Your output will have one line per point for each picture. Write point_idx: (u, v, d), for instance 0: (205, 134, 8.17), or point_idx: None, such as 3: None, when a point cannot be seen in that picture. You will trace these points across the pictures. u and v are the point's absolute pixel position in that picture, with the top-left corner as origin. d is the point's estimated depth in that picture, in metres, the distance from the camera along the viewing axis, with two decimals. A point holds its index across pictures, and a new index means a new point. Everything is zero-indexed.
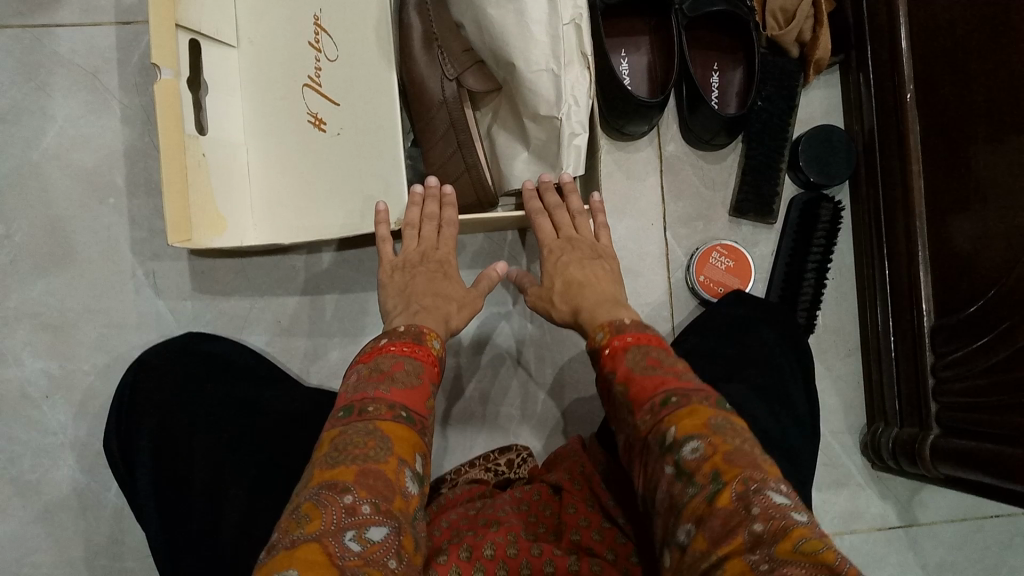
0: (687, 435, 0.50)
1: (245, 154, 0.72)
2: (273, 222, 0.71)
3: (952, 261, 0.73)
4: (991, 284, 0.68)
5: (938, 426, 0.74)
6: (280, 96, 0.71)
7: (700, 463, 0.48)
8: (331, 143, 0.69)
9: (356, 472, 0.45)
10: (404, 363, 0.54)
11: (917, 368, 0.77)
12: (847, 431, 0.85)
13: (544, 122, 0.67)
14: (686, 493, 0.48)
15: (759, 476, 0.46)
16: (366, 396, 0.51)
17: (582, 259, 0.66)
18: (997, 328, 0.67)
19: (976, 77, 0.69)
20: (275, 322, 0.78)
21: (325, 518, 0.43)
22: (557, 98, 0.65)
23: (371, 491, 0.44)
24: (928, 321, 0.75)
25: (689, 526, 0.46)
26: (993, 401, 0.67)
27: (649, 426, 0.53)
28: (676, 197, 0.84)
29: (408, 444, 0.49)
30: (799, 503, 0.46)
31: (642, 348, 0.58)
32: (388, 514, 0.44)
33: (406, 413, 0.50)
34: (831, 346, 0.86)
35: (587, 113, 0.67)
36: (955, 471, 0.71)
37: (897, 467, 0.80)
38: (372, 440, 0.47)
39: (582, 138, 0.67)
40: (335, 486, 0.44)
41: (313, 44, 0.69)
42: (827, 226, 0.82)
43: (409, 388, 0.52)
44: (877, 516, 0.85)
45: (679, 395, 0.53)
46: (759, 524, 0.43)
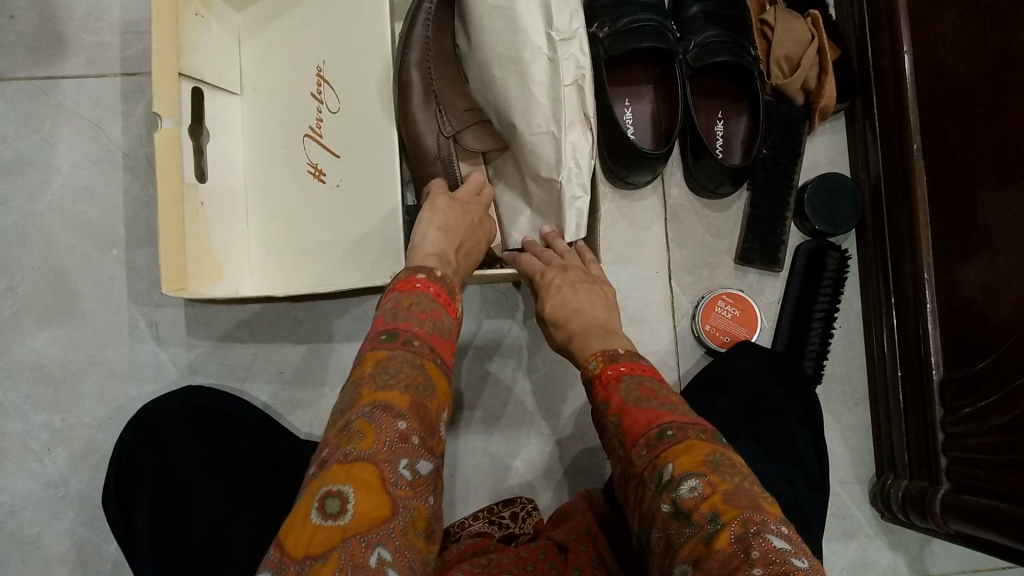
0: (685, 473, 0.48)
1: (242, 203, 0.71)
2: (269, 273, 0.71)
3: (962, 314, 0.72)
4: (1001, 339, 0.67)
5: (949, 480, 0.73)
6: (280, 145, 0.70)
7: (699, 503, 0.46)
8: (328, 195, 0.68)
9: (409, 402, 0.46)
10: (444, 314, 0.54)
11: (926, 421, 0.76)
12: (856, 481, 0.84)
13: (545, 182, 0.67)
14: (684, 533, 0.46)
15: (759, 517, 0.45)
16: (410, 328, 0.50)
17: (575, 285, 0.64)
18: (1009, 385, 0.66)
19: (983, 128, 0.68)
20: (277, 374, 0.77)
21: (379, 439, 0.44)
22: (556, 160, 0.65)
23: (419, 424, 0.46)
24: (937, 374, 0.74)
25: (686, 566, 0.45)
26: (1006, 459, 0.66)
27: (645, 462, 0.50)
28: (680, 245, 0.84)
29: (444, 391, 0.50)
30: (800, 546, 0.45)
31: (636, 375, 0.56)
32: (429, 450, 0.46)
33: (442, 360, 0.51)
34: (839, 395, 0.84)
35: (589, 175, 0.66)
36: (966, 528, 0.70)
37: (906, 520, 0.79)
38: (421, 376, 0.48)
39: (583, 200, 0.66)
40: (391, 411, 0.45)
41: (315, 96, 0.69)
42: (834, 275, 0.82)
43: (446, 331, 0.53)
44: (887, 567, 0.83)
45: (674, 428, 0.51)
46: (758, 567, 0.43)
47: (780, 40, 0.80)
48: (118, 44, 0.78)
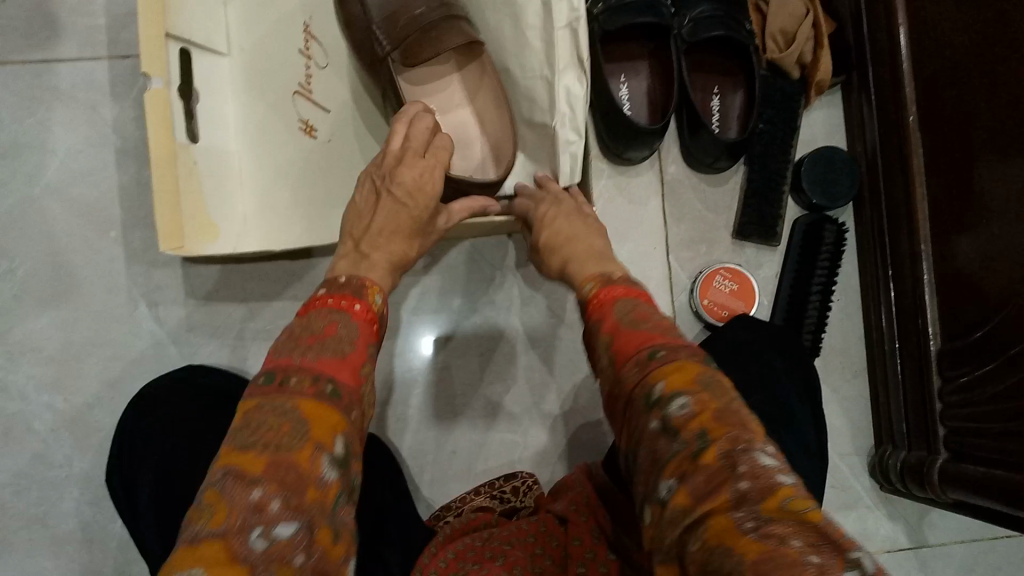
0: (674, 390, 0.44)
1: (236, 161, 0.73)
2: (266, 230, 0.73)
3: (959, 283, 0.72)
4: (997, 308, 0.67)
5: (947, 449, 0.74)
6: (268, 103, 0.73)
7: (688, 420, 0.43)
8: (321, 149, 0.74)
9: (265, 462, 0.39)
10: (337, 330, 0.48)
11: (924, 391, 0.76)
12: (855, 453, 0.84)
13: (539, 128, 0.69)
14: (671, 450, 0.43)
15: (749, 436, 0.42)
16: (290, 365, 0.44)
17: (568, 215, 0.65)
18: (1006, 352, 0.66)
19: (979, 97, 0.69)
20: None
21: (229, 514, 0.37)
22: (549, 104, 0.66)
23: (282, 483, 0.38)
24: (935, 344, 0.75)
25: (671, 482, 0.42)
26: (1004, 427, 0.66)
27: (635, 380, 0.47)
28: (678, 220, 0.84)
29: (330, 425, 0.42)
30: (788, 466, 0.42)
31: (630, 301, 0.54)
32: (300, 508, 0.38)
33: (333, 386, 0.44)
34: (837, 367, 0.85)
35: (582, 119, 0.66)
36: (964, 496, 0.70)
37: (905, 490, 0.79)
38: (288, 422, 0.41)
39: (578, 145, 0.67)
40: (241, 477, 0.38)
41: (302, 52, 0.73)
42: (831, 249, 0.82)
43: (338, 356, 0.46)
44: (887, 538, 0.84)
45: (665, 349, 0.47)
46: (745, 481, 0.39)
47: (774, 13, 0.80)
48: (112, 26, 0.78)
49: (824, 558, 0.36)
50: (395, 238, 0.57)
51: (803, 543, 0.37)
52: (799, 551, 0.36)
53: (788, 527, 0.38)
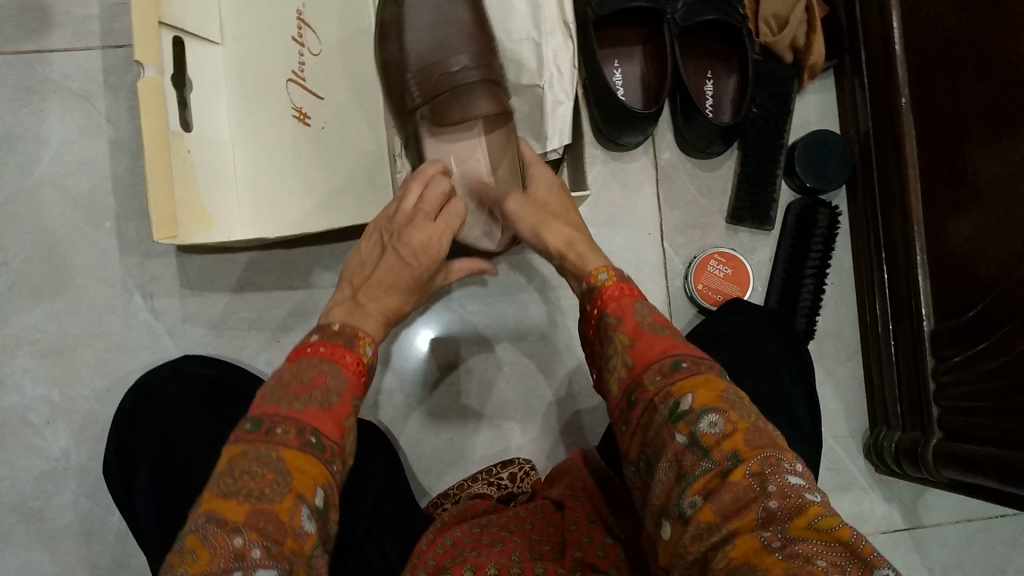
0: (705, 407, 0.47)
1: (230, 150, 0.73)
2: (259, 218, 0.73)
3: (952, 264, 0.72)
4: (990, 288, 0.68)
5: (940, 429, 0.74)
6: (265, 92, 0.73)
7: (721, 439, 0.46)
8: (316, 138, 0.73)
9: (246, 511, 0.41)
10: (327, 375, 0.50)
11: (917, 372, 0.77)
12: (849, 435, 0.85)
13: (526, 92, 0.73)
14: (699, 467, 0.46)
15: (777, 456, 0.45)
16: (278, 412, 0.47)
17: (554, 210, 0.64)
18: (998, 331, 0.67)
19: (970, 78, 0.69)
20: (274, 342, 0.78)
21: (210, 559, 0.39)
22: (539, 67, 0.72)
23: (262, 533, 0.40)
24: (928, 325, 0.75)
25: (697, 498, 0.45)
26: (996, 405, 0.67)
27: (658, 388, 0.49)
28: (672, 205, 0.84)
29: (311, 479, 0.45)
30: (814, 484, 0.45)
31: (645, 301, 0.56)
32: (280, 557, 0.40)
33: (317, 438, 0.46)
34: (831, 350, 0.85)
35: (570, 82, 0.72)
36: (958, 475, 0.71)
37: (899, 470, 0.80)
38: (272, 471, 0.43)
39: (566, 106, 0.72)
40: (223, 524, 0.40)
41: (296, 39, 0.73)
42: (825, 231, 0.82)
43: (323, 407, 0.48)
44: (882, 518, 0.84)
45: (688, 360, 0.50)
46: (773, 500, 0.43)
47: None
48: (103, 16, 0.77)
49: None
50: (391, 293, 0.58)
51: (828, 563, 0.41)
52: (823, 569, 0.40)
53: (814, 546, 0.41)
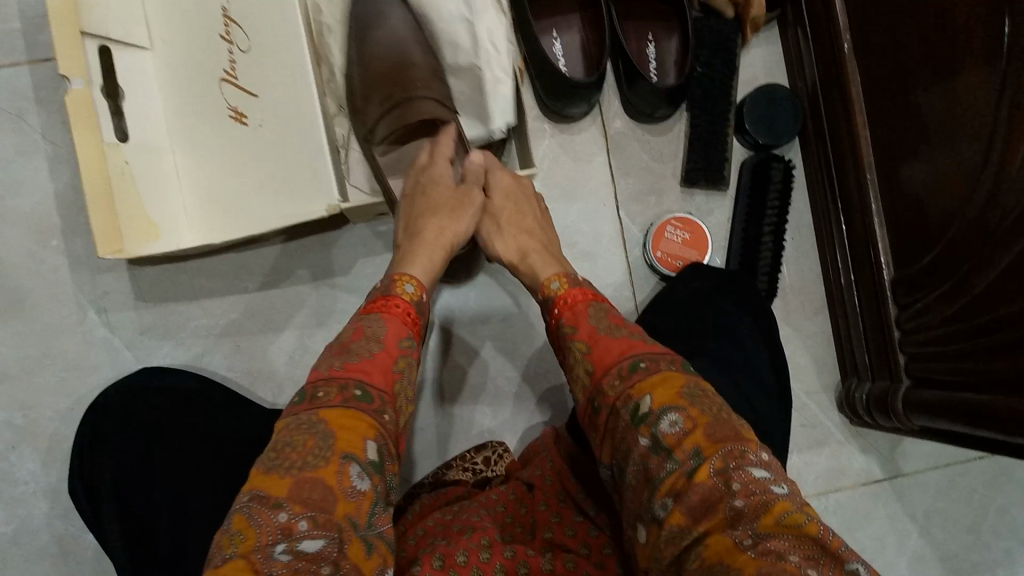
0: (664, 407, 0.49)
1: (170, 155, 0.73)
2: (207, 222, 0.73)
3: (906, 207, 0.72)
4: (944, 230, 0.67)
5: (908, 376, 0.74)
6: (199, 92, 0.71)
7: (682, 438, 0.48)
8: (255, 137, 0.70)
9: (289, 485, 0.43)
10: (366, 330, 0.54)
11: (882, 321, 0.76)
12: (821, 389, 0.84)
13: (466, 74, 0.73)
14: (664, 467, 0.47)
15: (740, 450, 0.47)
16: (318, 377, 0.49)
17: (524, 196, 0.72)
18: (955, 273, 0.66)
19: (908, 20, 0.68)
20: (234, 347, 0.77)
21: (259, 539, 0.41)
22: (473, 46, 0.71)
23: (307, 504, 0.43)
24: (889, 273, 0.75)
25: (665, 499, 0.47)
26: (957, 348, 0.67)
27: (618, 393, 0.52)
28: (625, 174, 0.83)
29: (355, 433, 0.47)
30: (779, 474, 0.47)
31: (597, 304, 0.60)
32: (327, 525, 0.43)
33: (361, 390, 0.49)
34: (797, 307, 0.85)
35: (508, 59, 0.71)
36: (927, 421, 0.71)
37: (872, 421, 0.80)
38: (314, 436, 0.45)
39: (506, 84, 0.71)
40: (267, 501, 0.42)
41: (223, 36, 0.69)
42: (780, 186, 0.82)
43: (365, 361, 0.51)
44: (861, 470, 0.84)
45: (646, 359, 0.53)
46: (739, 499, 0.45)
47: None
48: (27, 30, 0.75)
49: (820, 570, 0.42)
50: (427, 242, 0.64)
51: (800, 557, 0.42)
52: (796, 565, 0.42)
53: (786, 541, 0.43)
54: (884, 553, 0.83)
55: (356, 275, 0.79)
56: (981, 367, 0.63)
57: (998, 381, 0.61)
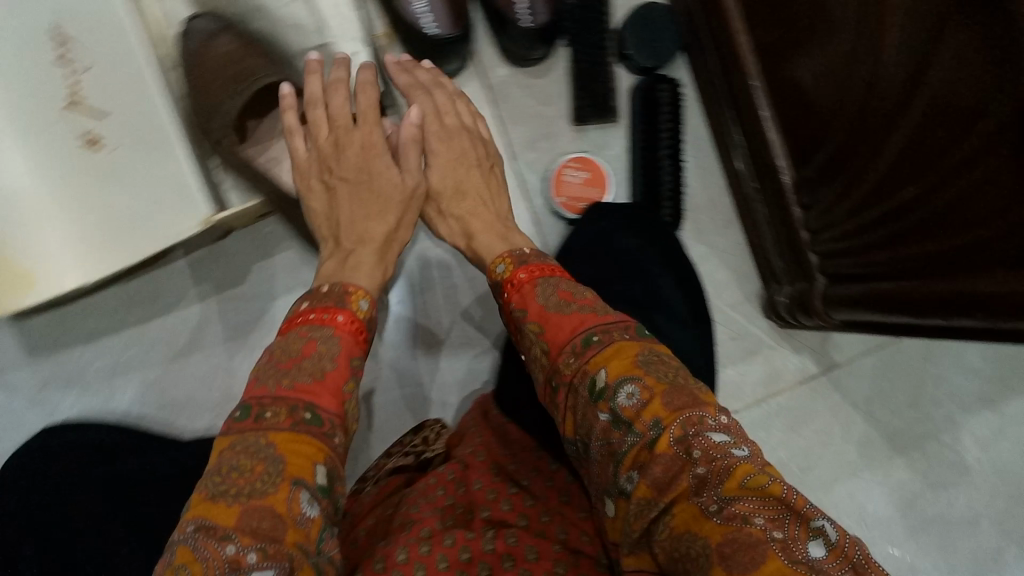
0: (620, 379, 0.48)
1: (41, 193, 0.67)
2: (83, 257, 0.67)
3: (795, 107, 0.70)
4: (832, 125, 0.67)
5: (823, 275, 0.74)
6: (42, 124, 0.65)
7: (640, 410, 0.46)
8: (117, 160, 0.66)
9: (237, 513, 0.42)
10: (316, 342, 0.53)
11: (789, 227, 0.76)
12: (746, 300, 0.84)
13: (318, 54, 0.69)
14: (626, 441, 0.46)
15: (699, 415, 0.45)
16: (264, 394, 0.48)
17: (466, 167, 0.71)
18: (854, 165, 0.65)
19: None
20: (142, 383, 0.75)
21: (204, 573, 0.39)
22: (319, 25, 0.68)
23: (256, 534, 0.41)
24: (789, 176, 0.74)
25: (631, 473, 0.46)
26: (870, 238, 0.66)
27: (574, 369, 0.51)
28: (512, 123, 0.80)
29: (303, 458, 0.46)
30: (740, 435, 0.46)
31: (545, 280, 0.58)
32: (277, 555, 0.41)
33: (312, 412, 0.48)
34: (709, 224, 0.84)
35: (357, 27, 0.68)
36: (847, 316, 0.71)
37: (795, 323, 0.80)
38: (262, 461, 0.44)
39: (362, 53, 0.69)
40: (214, 531, 0.41)
41: (58, 59, 0.64)
42: (671, 106, 0.80)
43: (316, 378, 0.50)
44: (796, 371, 0.85)
45: (600, 333, 0.52)
46: (701, 466, 0.43)
47: None
48: None
49: (787, 531, 0.40)
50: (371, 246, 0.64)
51: (766, 519, 0.41)
52: (762, 529, 0.40)
53: (751, 504, 0.42)
54: (830, 447, 0.85)
55: (254, 283, 0.77)
56: (901, 255, 0.63)
57: (917, 265, 0.61)
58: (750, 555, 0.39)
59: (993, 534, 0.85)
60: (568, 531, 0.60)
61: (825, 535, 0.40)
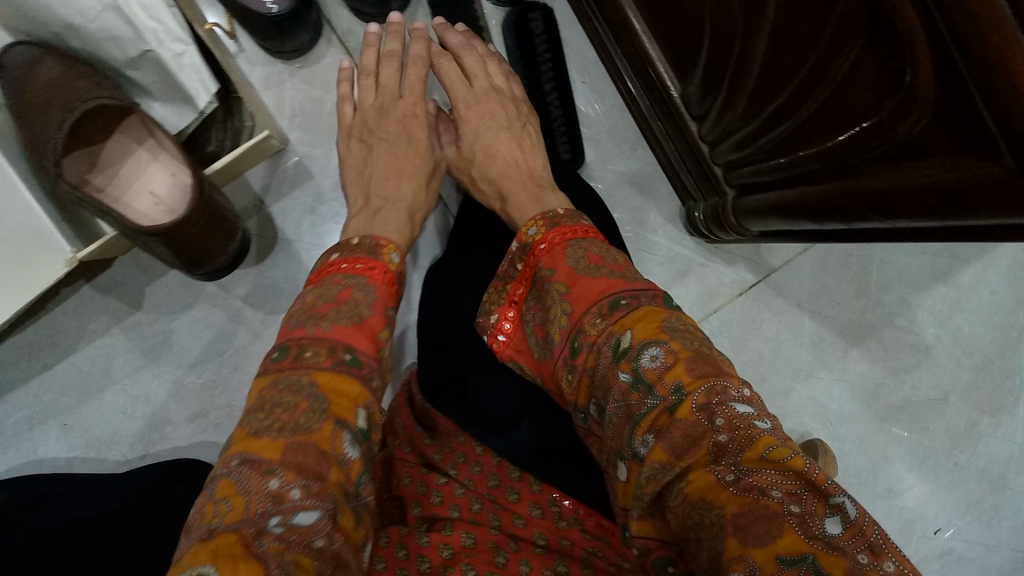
0: (644, 341, 0.45)
1: None
2: None
3: (666, 5, 0.65)
4: (702, 26, 0.62)
5: (731, 187, 0.69)
6: None
7: (663, 372, 0.43)
8: None
9: (282, 447, 0.39)
10: (352, 290, 0.51)
11: (687, 141, 0.72)
12: (668, 222, 0.80)
13: (144, 62, 0.63)
14: (644, 403, 0.43)
15: (723, 385, 0.42)
16: (304, 335, 0.46)
17: (493, 128, 0.69)
18: (733, 67, 0.60)
19: None
20: (64, 427, 0.73)
21: (247, 508, 0.37)
22: (135, 33, 0.61)
23: (300, 471, 0.39)
24: (676, 90, 0.71)
25: (648, 436, 0.43)
26: (770, 140, 0.60)
27: (600, 330, 0.48)
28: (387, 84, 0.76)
29: (348, 400, 0.44)
30: (763, 409, 0.42)
31: (576, 242, 0.55)
32: (320, 495, 0.39)
33: (350, 355, 0.46)
34: (614, 149, 0.80)
35: (177, 25, 0.62)
36: (762, 227, 0.66)
37: (714, 238, 0.76)
38: (305, 399, 0.42)
39: (190, 54, 0.63)
40: (258, 466, 0.39)
41: None
42: (545, 34, 0.75)
43: (354, 322, 0.48)
44: (734, 283, 0.81)
45: (628, 297, 0.49)
46: (723, 434, 0.41)
47: None
48: None
49: (804, 506, 0.39)
50: (393, 203, 0.65)
51: (784, 492, 0.39)
52: (779, 502, 0.39)
53: (769, 477, 0.39)
54: (783, 353, 0.81)
55: (152, 303, 0.75)
56: (802, 156, 0.57)
57: (822, 162, 0.55)
58: (767, 529, 0.38)
59: (962, 408, 0.81)
60: (500, 518, 0.58)
61: (843, 511, 0.38)
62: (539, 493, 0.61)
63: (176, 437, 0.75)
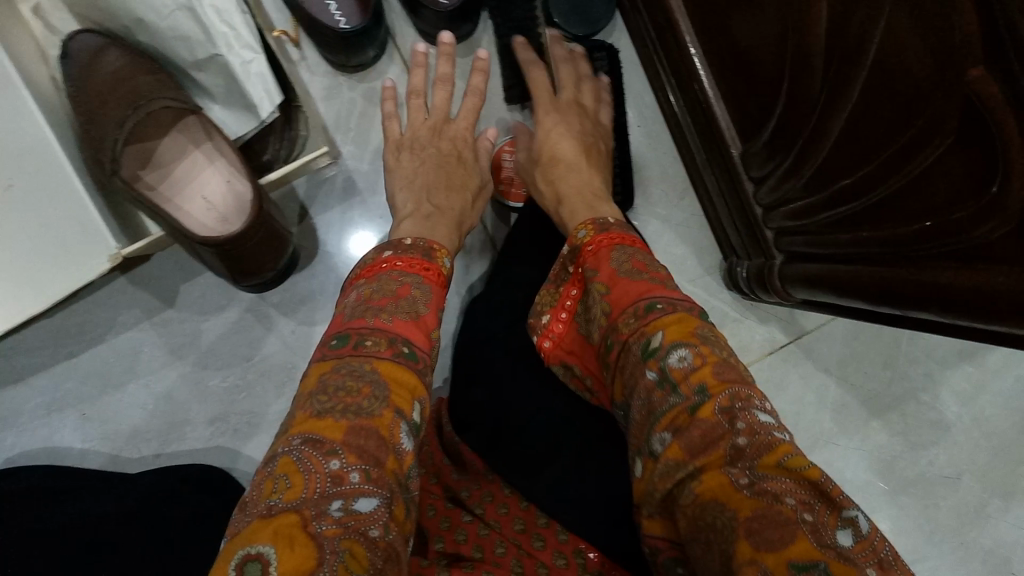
0: (674, 342, 0.47)
1: None
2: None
3: (737, 60, 0.65)
4: (773, 92, 0.62)
5: (780, 251, 0.69)
6: None
7: (688, 373, 0.45)
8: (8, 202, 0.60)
9: (344, 428, 0.40)
10: (410, 288, 0.51)
11: (740, 200, 0.72)
12: (706, 274, 0.81)
13: (210, 65, 0.63)
14: (668, 402, 0.45)
15: (747, 392, 0.43)
16: (363, 326, 0.46)
17: (547, 133, 0.69)
18: (798, 137, 0.61)
19: None
20: (82, 418, 0.73)
21: (305, 486, 0.38)
22: (206, 35, 0.60)
23: (361, 455, 0.39)
24: (736, 149, 0.71)
25: (666, 435, 0.44)
26: (829, 215, 0.60)
27: (632, 330, 0.50)
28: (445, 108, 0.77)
29: (406, 392, 0.44)
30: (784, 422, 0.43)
31: (622, 247, 0.57)
32: (378, 482, 0.39)
33: (408, 348, 0.46)
34: (661, 197, 0.80)
35: (249, 32, 0.60)
36: (806, 293, 0.66)
37: (755, 297, 0.76)
38: (369, 385, 0.42)
39: (257, 62, 0.61)
40: (321, 445, 0.39)
41: None
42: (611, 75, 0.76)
43: (412, 318, 0.49)
44: (765, 341, 0.82)
45: (664, 302, 0.50)
46: (742, 437, 0.41)
47: None
48: None
49: (815, 516, 0.38)
50: (448, 213, 0.64)
51: (796, 500, 0.39)
52: (793, 509, 0.38)
53: (783, 484, 0.39)
54: (806, 415, 0.81)
55: (183, 302, 0.75)
56: (859, 236, 0.57)
57: (878, 244, 0.54)
58: (780, 531, 0.37)
59: (976, 490, 0.80)
60: (523, 565, 0.58)
61: (855, 525, 0.38)
62: (564, 542, 0.60)
63: (194, 437, 0.73)
